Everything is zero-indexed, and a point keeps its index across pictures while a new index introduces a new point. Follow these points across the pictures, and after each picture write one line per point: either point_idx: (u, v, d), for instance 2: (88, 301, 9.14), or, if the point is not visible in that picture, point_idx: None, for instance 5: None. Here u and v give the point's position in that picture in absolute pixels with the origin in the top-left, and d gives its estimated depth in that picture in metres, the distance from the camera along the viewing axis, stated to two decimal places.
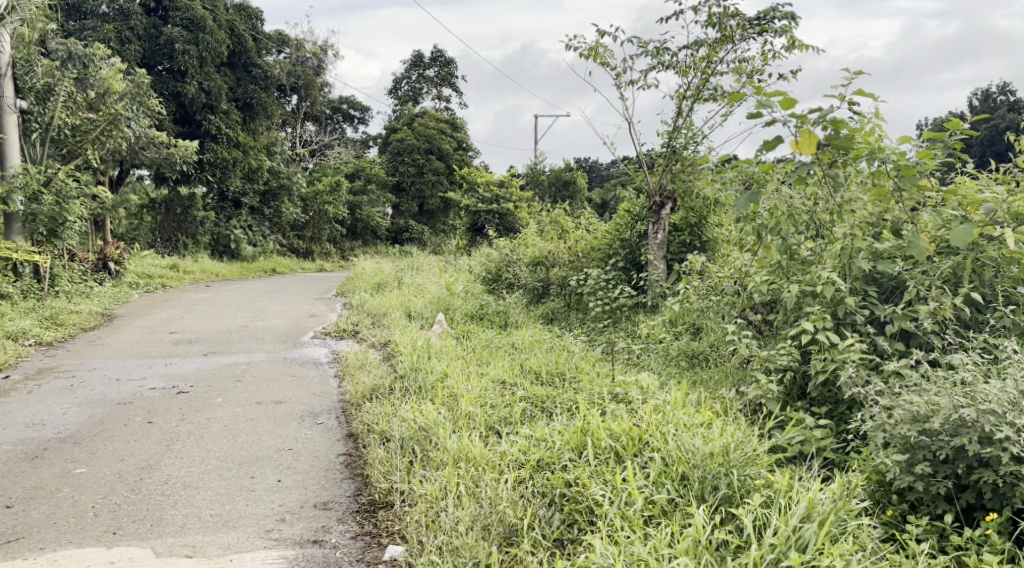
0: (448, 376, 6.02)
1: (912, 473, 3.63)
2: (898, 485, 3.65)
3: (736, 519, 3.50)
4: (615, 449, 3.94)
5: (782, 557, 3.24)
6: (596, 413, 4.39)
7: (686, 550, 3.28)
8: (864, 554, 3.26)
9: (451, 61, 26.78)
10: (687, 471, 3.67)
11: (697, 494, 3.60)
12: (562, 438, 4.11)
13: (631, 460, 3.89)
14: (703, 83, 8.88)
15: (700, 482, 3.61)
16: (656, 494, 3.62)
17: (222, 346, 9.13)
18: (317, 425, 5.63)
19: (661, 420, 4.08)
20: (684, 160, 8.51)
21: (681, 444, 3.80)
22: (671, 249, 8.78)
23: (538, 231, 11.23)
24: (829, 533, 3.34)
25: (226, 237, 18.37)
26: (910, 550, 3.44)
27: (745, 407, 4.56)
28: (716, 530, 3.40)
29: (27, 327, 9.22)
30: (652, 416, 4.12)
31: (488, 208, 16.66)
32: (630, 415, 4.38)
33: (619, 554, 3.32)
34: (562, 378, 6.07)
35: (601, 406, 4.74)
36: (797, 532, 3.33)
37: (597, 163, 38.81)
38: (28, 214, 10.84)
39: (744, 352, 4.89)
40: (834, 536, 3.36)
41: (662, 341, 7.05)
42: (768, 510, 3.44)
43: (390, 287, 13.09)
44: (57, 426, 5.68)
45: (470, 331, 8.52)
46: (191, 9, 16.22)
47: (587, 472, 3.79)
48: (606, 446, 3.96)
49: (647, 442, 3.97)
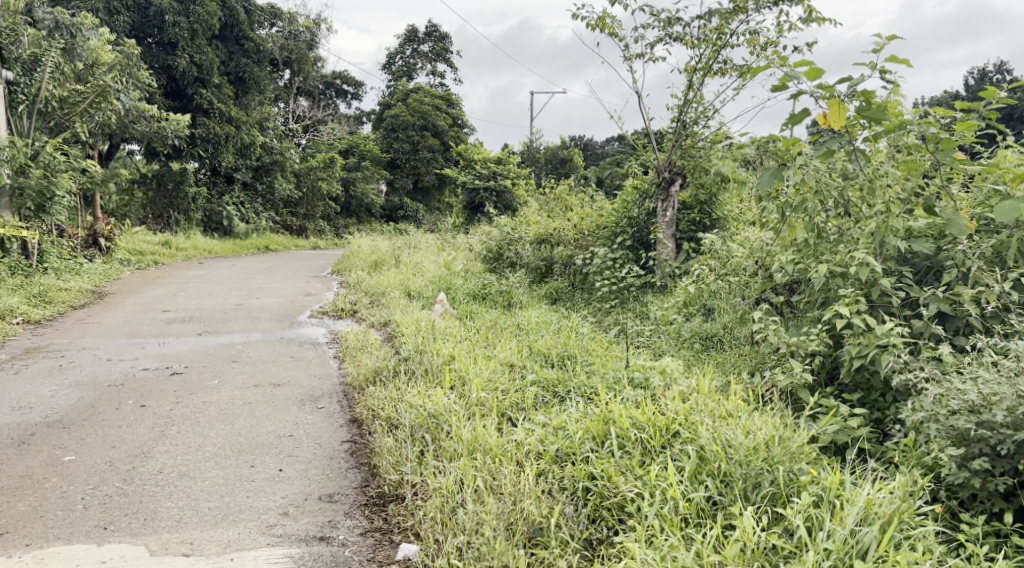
0: (455, 359, 5.79)
1: (968, 468, 3.46)
2: (952, 482, 3.48)
3: (783, 520, 3.31)
4: (642, 441, 3.73)
5: (838, 564, 3.06)
6: (615, 400, 4.17)
7: (733, 556, 3.09)
8: (928, 560, 3.10)
9: (446, 35, 26.29)
10: (727, 468, 3.47)
11: (739, 493, 3.41)
12: (584, 428, 3.90)
13: (659, 452, 3.68)
14: (714, 55, 8.59)
15: (741, 480, 3.42)
16: (693, 491, 3.42)
17: (217, 325, 8.86)
18: (318, 409, 5.40)
19: (688, 411, 3.87)
20: (694, 134, 8.25)
21: (716, 438, 3.60)
22: (680, 228, 8.54)
23: (540, 209, 10.97)
24: (890, 538, 3.16)
25: (218, 214, 18.02)
26: (970, 551, 3.28)
27: (774, 394, 4.35)
28: (765, 533, 3.21)
29: (14, 304, 8.92)
30: (679, 405, 3.91)
31: (486, 185, 16.23)
32: (653, 403, 4.17)
33: (661, 559, 3.14)
34: (573, 361, 5.84)
35: (619, 392, 4.52)
36: (854, 536, 3.15)
37: (592, 142, 38.52)
38: (15, 188, 10.50)
39: (770, 335, 4.66)
40: (897, 541, 3.19)
41: (673, 325, 6.82)
42: (819, 511, 3.26)
43: (387, 266, 12.81)
44: (45, 409, 5.43)
45: (473, 312, 8.28)
46: None
47: (614, 467, 3.59)
48: (633, 437, 3.75)
49: (677, 434, 3.77)
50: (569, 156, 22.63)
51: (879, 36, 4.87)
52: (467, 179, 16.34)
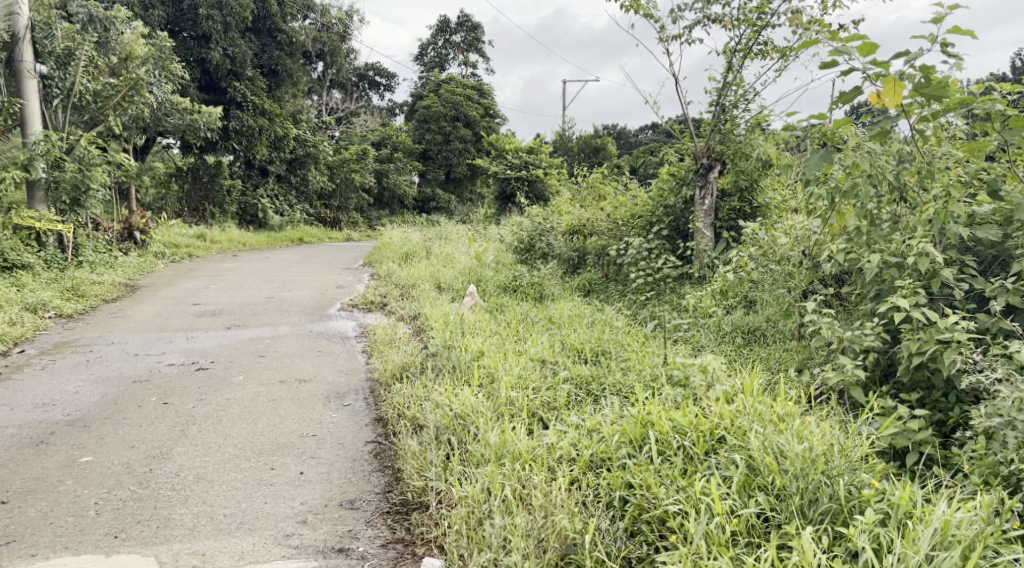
0: (485, 355, 5.58)
1: None
2: None
3: (845, 542, 3.06)
4: (686, 448, 3.49)
5: None
6: (654, 400, 3.92)
7: None
8: None
9: (478, 25, 26.01)
10: (780, 481, 3.22)
11: (795, 509, 3.16)
12: (621, 431, 3.66)
13: (702, 460, 3.43)
14: (754, 34, 8.24)
15: (798, 494, 3.17)
16: (742, 507, 3.18)
17: (246, 319, 8.75)
18: (343, 407, 5.21)
19: (733, 414, 3.61)
20: (734, 118, 7.92)
21: (767, 446, 3.35)
22: (719, 216, 8.23)
23: (574, 198, 10.71)
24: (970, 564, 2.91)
25: (253, 207, 17.99)
26: None
27: (824, 394, 4.05)
28: (828, 557, 2.96)
29: (47, 298, 8.90)
30: (724, 407, 3.65)
31: (517, 175, 15.98)
32: (695, 403, 3.91)
33: None
34: (609, 357, 5.59)
35: (657, 391, 4.26)
36: (931, 561, 2.90)
37: (626, 130, 38.16)
38: (50, 182, 10.49)
39: (821, 329, 4.35)
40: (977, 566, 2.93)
41: (712, 318, 6.53)
42: (889, 534, 3.02)
43: (418, 257, 12.64)
44: (68, 407, 5.31)
45: (504, 304, 8.07)
46: None
47: (654, 477, 3.35)
48: (676, 444, 3.51)
49: (722, 440, 3.52)
50: (603, 145, 22.29)
51: (940, 4, 4.48)
52: (498, 169, 16.10)
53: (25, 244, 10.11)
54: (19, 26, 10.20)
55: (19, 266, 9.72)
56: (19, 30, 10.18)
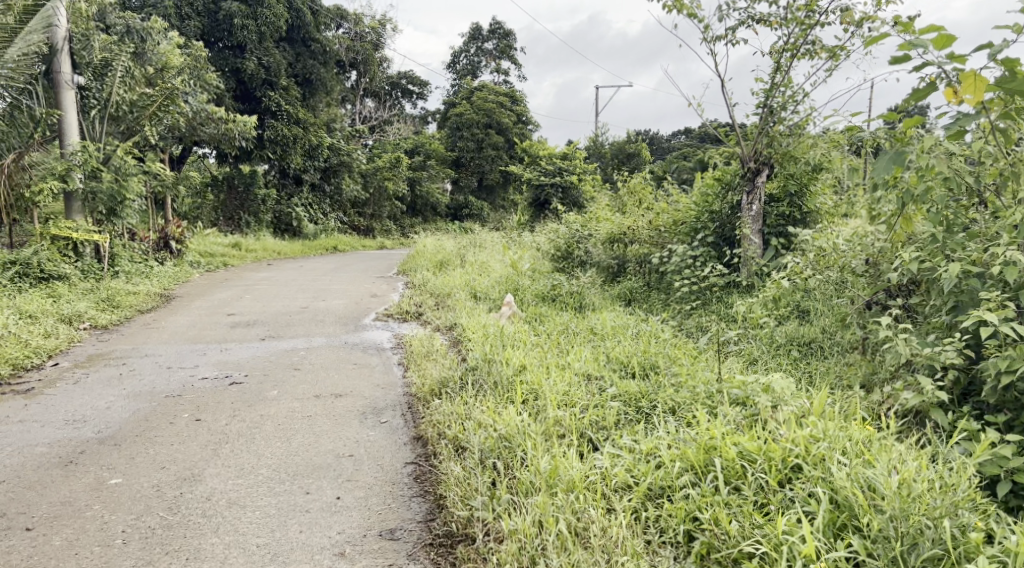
0: (528, 370, 5.34)
1: None
2: None
3: None
4: (763, 482, 3.34)
5: None
6: (712, 422, 3.73)
7: None
8: None
9: (510, 32, 25.83)
10: (874, 522, 3.09)
11: (892, 555, 3.01)
12: (684, 457, 3.53)
13: (777, 493, 3.30)
14: (801, 34, 7.91)
15: (897, 539, 3.02)
16: (829, 551, 3.05)
17: (280, 329, 8.59)
18: (381, 424, 5.00)
19: (809, 441, 3.46)
20: (782, 120, 7.60)
21: (852, 481, 3.23)
22: (767, 222, 7.91)
23: (612, 205, 10.45)
24: None
25: (287, 216, 17.94)
26: None
27: (900, 416, 3.76)
28: None
29: (82, 309, 8.83)
30: (798, 430, 3.50)
31: (552, 181, 15.71)
32: (759, 426, 3.70)
33: None
34: (659, 372, 5.32)
35: (716, 411, 4.02)
36: None
37: (658, 136, 37.78)
38: (87, 192, 10.46)
39: (895, 344, 4.06)
40: None
41: (764, 329, 6.22)
42: None
43: (452, 266, 12.43)
44: (100, 424, 5.17)
45: (543, 314, 7.83)
46: None
47: (726, 512, 3.24)
48: (752, 478, 3.36)
49: (800, 469, 3.40)
50: (637, 151, 21.96)
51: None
52: (532, 176, 15.84)
53: (62, 254, 10.08)
54: (57, 37, 10.27)
55: (56, 277, 9.67)
56: (58, 42, 10.23)
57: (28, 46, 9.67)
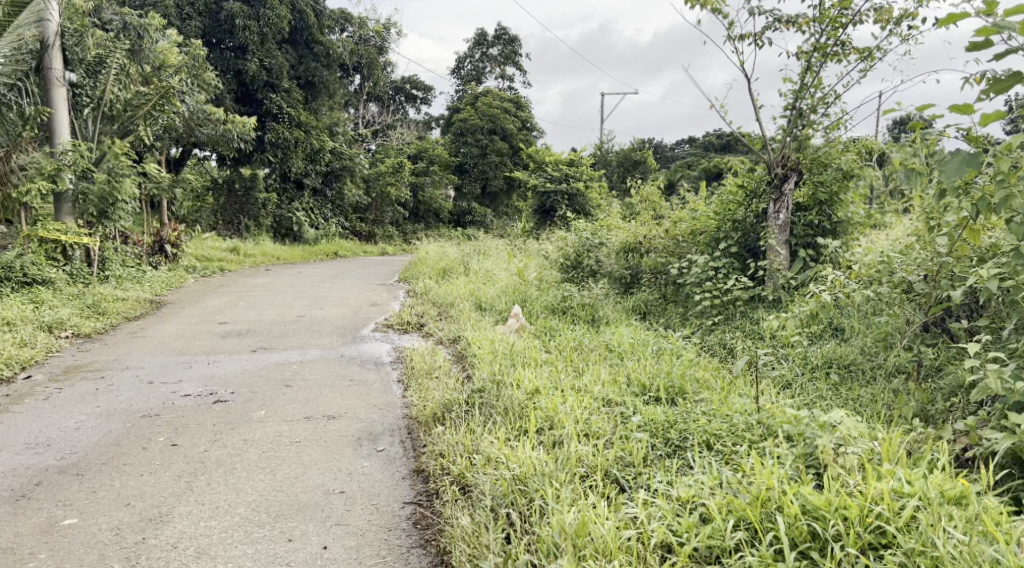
0: (541, 395, 4.79)
1: None
2: None
3: None
4: (841, 552, 3.00)
5: None
6: (751, 469, 3.41)
7: None
8: None
9: (516, 38, 25.35)
10: None
11: None
12: (741, 510, 3.20)
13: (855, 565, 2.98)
14: (832, 33, 7.38)
15: None
16: None
17: (274, 340, 8.07)
18: (376, 454, 4.49)
19: (891, 498, 3.15)
20: (811, 124, 7.11)
21: (969, 562, 2.91)
22: (795, 233, 7.37)
23: (624, 213, 9.93)
24: None
25: (288, 220, 17.42)
26: None
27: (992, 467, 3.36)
28: None
29: (65, 316, 8.31)
30: (869, 485, 3.21)
31: (557, 187, 15.14)
32: (813, 477, 3.34)
33: None
34: (689, 399, 4.81)
35: (763, 454, 3.61)
36: None
37: (662, 145, 37.32)
38: (77, 192, 9.98)
39: (983, 375, 3.64)
40: None
41: (796, 352, 5.68)
42: None
43: (455, 274, 11.91)
44: (63, 449, 4.64)
45: (554, 328, 7.31)
46: None
47: None
48: (834, 551, 3.01)
49: (880, 535, 3.09)
50: (643, 158, 21.41)
51: None
52: (537, 182, 15.28)
53: (48, 259, 9.55)
54: (49, 32, 9.69)
55: (39, 281, 9.12)
56: (49, 38, 9.65)
57: (19, 40, 9.31)
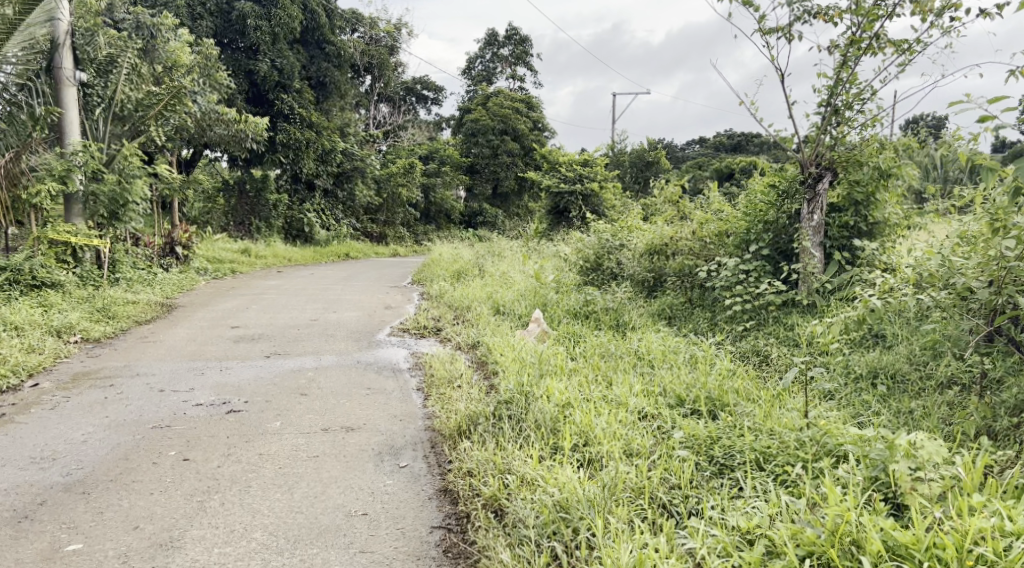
0: (573, 407, 4.52)
1: None
2: None
3: None
4: None
5: None
6: (802, 502, 3.35)
7: None
8: None
9: (527, 38, 25.07)
10: None
11: None
12: (812, 544, 3.13)
13: None
14: (868, 25, 6.90)
15: None
16: None
17: (288, 345, 7.83)
18: (399, 470, 4.24)
19: (993, 538, 3.03)
20: (847, 121, 6.82)
21: None
22: (829, 234, 7.07)
23: (644, 213, 9.63)
24: None
25: (300, 221, 17.19)
26: None
27: None
28: None
29: (74, 320, 8.09)
30: (966, 519, 3.10)
31: (571, 188, 14.84)
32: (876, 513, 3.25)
33: None
34: (732, 412, 4.55)
35: (816, 484, 3.51)
36: None
37: (673, 145, 36.94)
38: (87, 194, 9.75)
39: None
40: None
41: (838, 361, 5.38)
42: None
43: (470, 277, 11.63)
44: (69, 464, 4.40)
45: (576, 333, 7.04)
46: None
47: None
48: None
49: None
50: (656, 159, 21.12)
51: None
52: (550, 182, 15.01)
53: (59, 262, 9.34)
54: (59, 31, 9.54)
55: (49, 284, 8.90)
56: (59, 36, 9.50)
57: (30, 39, 9.17)
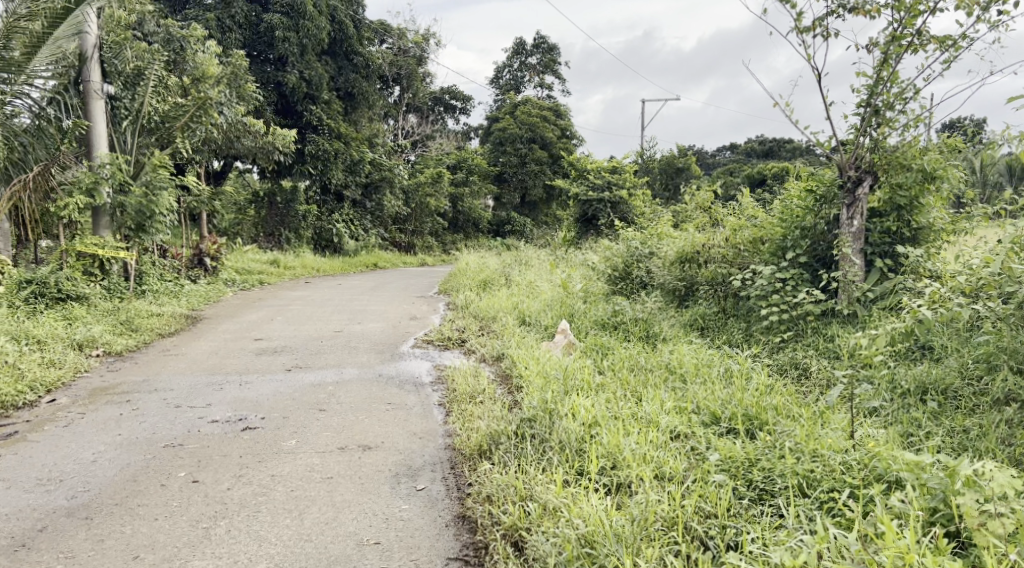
0: (600, 427, 4.26)
1: None
2: None
3: None
4: None
5: None
6: (852, 538, 3.11)
7: None
8: None
9: (555, 46, 24.87)
10: None
11: None
12: None
13: None
14: (910, 22, 6.54)
15: None
16: None
17: (310, 358, 7.65)
18: (417, 494, 4.00)
19: None
20: (888, 122, 6.49)
21: None
22: (870, 240, 6.74)
23: (675, 221, 9.35)
24: None
25: (329, 232, 17.03)
26: None
27: None
28: None
29: (97, 333, 7.96)
30: None
31: (599, 196, 14.58)
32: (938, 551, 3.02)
33: None
34: (771, 432, 4.27)
35: (860, 514, 3.31)
36: None
37: (703, 153, 36.52)
38: (114, 206, 9.66)
39: None
40: None
41: (883, 375, 5.06)
42: None
43: (496, 286, 11.41)
44: (76, 486, 4.23)
45: (605, 344, 6.77)
46: None
47: None
48: None
49: None
50: (686, 165, 20.85)
51: None
52: (578, 190, 14.78)
53: (85, 275, 9.24)
54: (87, 45, 9.44)
55: (74, 297, 8.78)
56: (87, 49, 9.41)
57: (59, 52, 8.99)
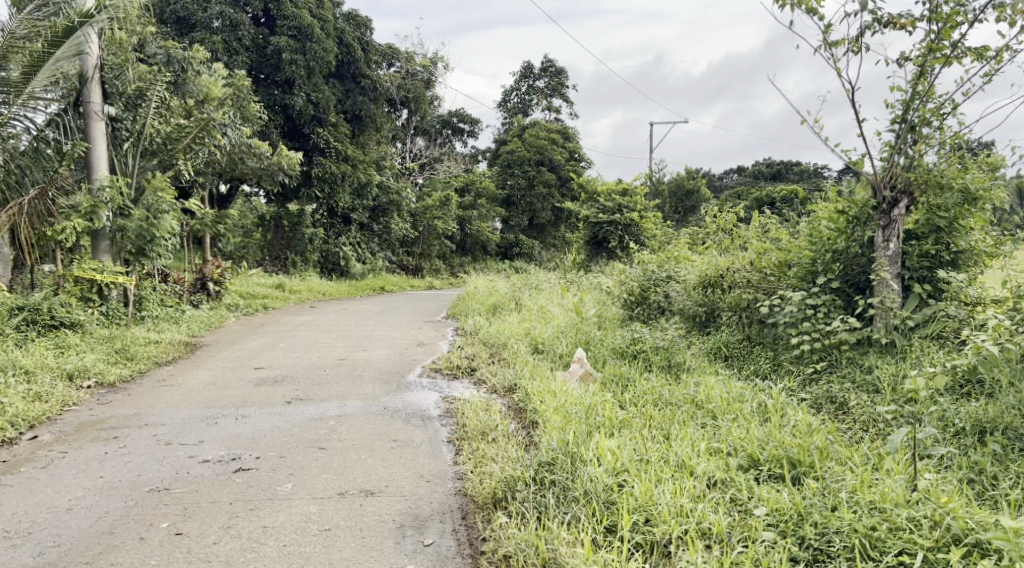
0: (628, 474, 3.87)
1: None
2: None
3: None
4: None
5: None
6: None
7: None
8: None
9: (563, 69, 24.62)
10: None
11: None
12: None
13: None
14: (947, 33, 6.11)
15: None
16: None
17: (311, 389, 7.19)
18: (423, 551, 3.64)
19: None
20: (924, 138, 6.05)
21: None
22: (907, 263, 6.28)
23: (693, 244, 8.93)
24: None
25: (335, 255, 16.71)
26: None
27: None
28: None
29: (89, 363, 7.55)
30: None
31: (611, 219, 14.11)
32: None
33: None
34: (819, 480, 3.84)
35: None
36: None
37: (710, 176, 36.17)
38: (113, 231, 9.24)
39: None
40: None
41: (932, 412, 4.60)
42: None
43: (506, 312, 10.98)
44: (46, 541, 3.85)
45: (624, 375, 6.33)
46: (299, 16, 14.65)
47: None
48: None
49: None
50: (696, 188, 20.45)
51: None
52: (589, 213, 14.37)
53: (82, 300, 8.84)
54: (88, 65, 9.06)
55: (68, 324, 8.38)
56: (88, 70, 9.02)
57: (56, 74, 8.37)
